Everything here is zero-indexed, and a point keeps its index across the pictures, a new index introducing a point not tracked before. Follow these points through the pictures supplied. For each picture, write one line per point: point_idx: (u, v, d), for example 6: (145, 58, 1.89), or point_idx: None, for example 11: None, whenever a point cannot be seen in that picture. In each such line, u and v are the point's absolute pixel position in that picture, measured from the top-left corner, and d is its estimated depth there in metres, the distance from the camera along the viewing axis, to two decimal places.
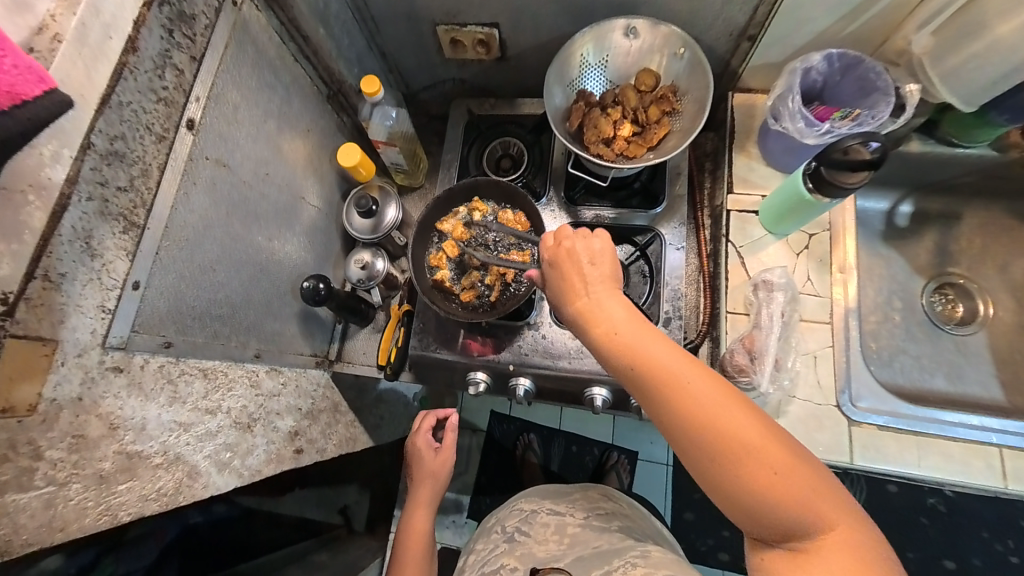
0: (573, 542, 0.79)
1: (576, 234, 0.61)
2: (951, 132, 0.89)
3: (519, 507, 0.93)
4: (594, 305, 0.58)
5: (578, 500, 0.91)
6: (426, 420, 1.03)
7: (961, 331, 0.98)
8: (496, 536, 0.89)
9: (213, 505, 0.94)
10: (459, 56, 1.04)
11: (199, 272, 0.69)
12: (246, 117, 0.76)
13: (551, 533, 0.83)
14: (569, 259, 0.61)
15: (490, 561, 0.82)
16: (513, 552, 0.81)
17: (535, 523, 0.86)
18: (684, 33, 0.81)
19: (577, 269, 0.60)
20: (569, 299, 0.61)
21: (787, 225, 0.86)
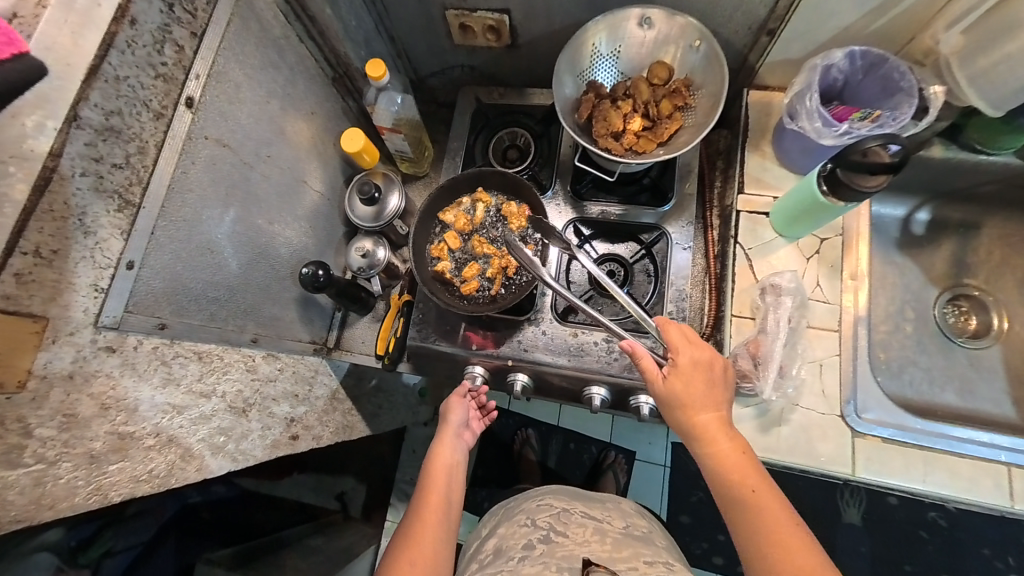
0: (619, 548, 0.75)
1: (706, 350, 0.66)
2: (976, 137, 0.86)
3: (546, 503, 0.87)
4: (710, 415, 0.63)
5: (611, 509, 0.87)
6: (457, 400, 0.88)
7: (974, 344, 0.95)
8: (526, 532, 0.80)
9: (212, 487, 1.00)
10: (469, 42, 1.02)
11: (196, 254, 0.68)
12: (249, 96, 0.75)
13: (590, 534, 0.78)
14: (699, 366, 0.65)
15: (526, 555, 0.74)
16: (554, 551, 0.73)
17: (570, 522, 0.80)
18: (701, 24, 0.78)
19: (707, 376, 0.64)
20: (684, 402, 0.64)
21: (800, 228, 0.83)
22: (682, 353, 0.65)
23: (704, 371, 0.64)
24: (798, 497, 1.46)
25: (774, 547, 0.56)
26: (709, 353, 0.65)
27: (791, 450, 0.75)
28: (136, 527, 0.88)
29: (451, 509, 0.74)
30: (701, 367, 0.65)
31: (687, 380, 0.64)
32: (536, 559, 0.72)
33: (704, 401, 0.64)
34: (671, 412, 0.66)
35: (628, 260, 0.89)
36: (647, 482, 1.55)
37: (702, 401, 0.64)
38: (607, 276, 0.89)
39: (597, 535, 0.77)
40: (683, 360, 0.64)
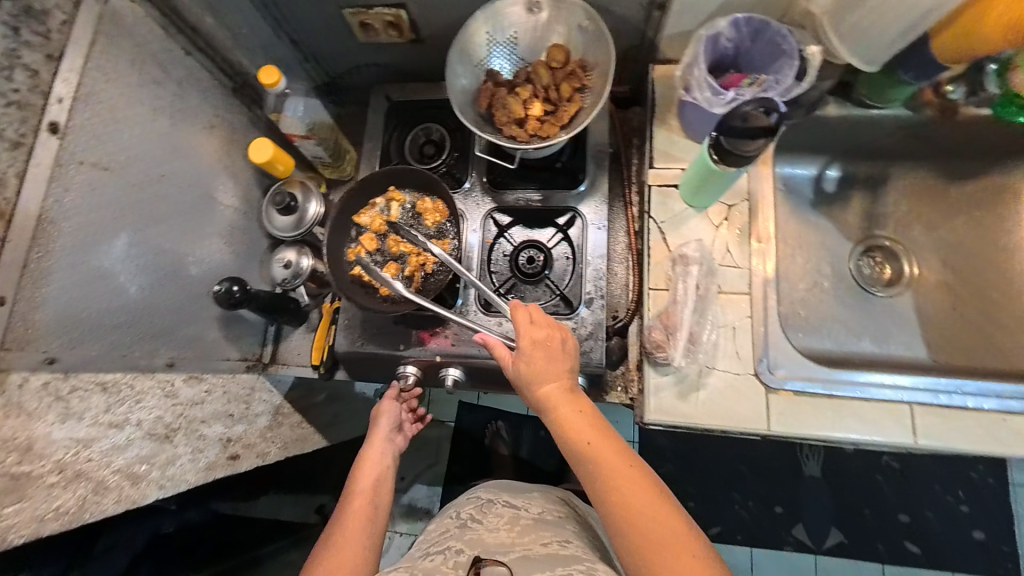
0: (525, 533, 0.78)
1: (543, 326, 0.70)
2: (865, 93, 0.88)
3: (476, 496, 0.92)
4: (554, 385, 0.67)
5: (536, 498, 0.90)
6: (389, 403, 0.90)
7: (889, 293, 0.99)
8: (449, 522, 0.85)
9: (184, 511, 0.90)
10: (374, 40, 1.01)
11: (85, 281, 0.67)
12: (128, 115, 0.73)
13: (502, 522, 0.81)
14: (539, 343, 0.68)
15: (437, 544, 0.79)
16: (462, 537, 0.78)
17: (489, 513, 0.84)
18: (584, 4, 0.79)
19: (546, 352, 0.68)
20: (530, 378, 0.68)
21: (705, 197, 0.85)
22: (522, 332, 0.69)
23: (544, 347, 0.68)
24: (766, 456, 1.54)
25: (618, 499, 0.59)
26: (548, 329, 0.69)
27: (709, 413, 0.77)
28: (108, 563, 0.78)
29: (379, 513, 0.75)
30: (541, 341, 0.68)
31: (528, 357, 0.68)
32: (440, 547, 0.76)
33: (548, 374, 0.67)
34: (526, 390, 0.70)
35: (547, 245, 0.90)
36: None
37: (546, 375, 0.67)
38: (526, 263, 0.89)
39: (509, 522, 0.81)
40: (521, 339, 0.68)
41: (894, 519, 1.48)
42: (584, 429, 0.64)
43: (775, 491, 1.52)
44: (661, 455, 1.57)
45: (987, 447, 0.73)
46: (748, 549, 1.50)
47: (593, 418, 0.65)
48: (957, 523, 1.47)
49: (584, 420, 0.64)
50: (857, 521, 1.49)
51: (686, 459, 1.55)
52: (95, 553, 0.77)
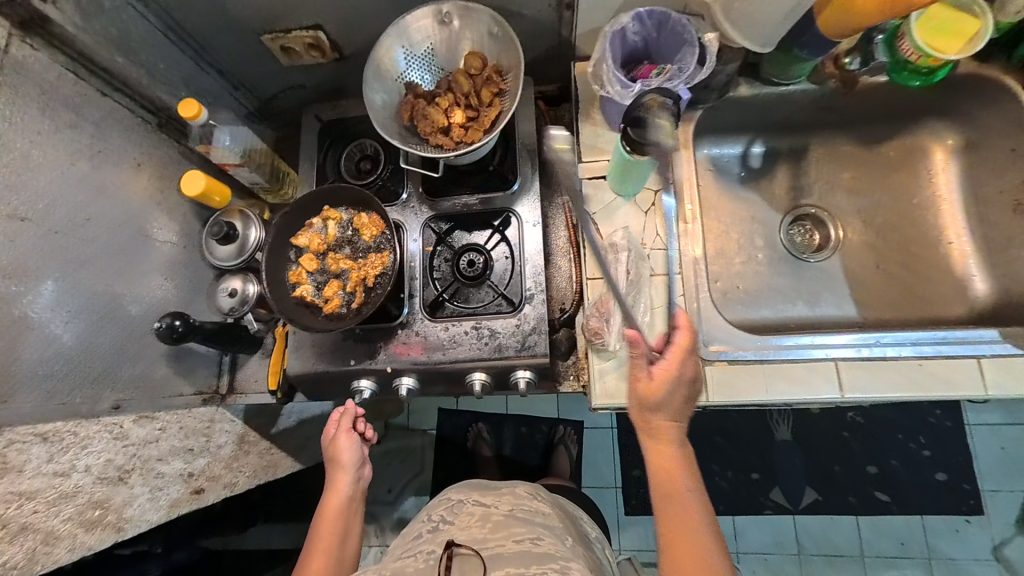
0: (497, 529, 0.79)
1: (687, 365, 0.72)
2: (771, 71, 0.94)
3: (447, 497, 0.92)
4: (668, 417, 0.73)
5: (506, 494, 0.90)
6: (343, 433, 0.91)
7: (819, 257, 1.04)
8: (419, 525, 0.87)
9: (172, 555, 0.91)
10: (298, 62, 1.02)
11: (10, 333, 0.66)
12: (43, 162, 0.73)
13: (474, 520, 0.82)
14: (676, 379, 0.72)
15: (411, 548, 0.80)
16: (435, 539, 0.79)
17: (460, 512, 0.85)
18: (491, 11, 0.82)
19: (680, 392, 0.72)
20: (653, 401, 0.72)
21: (630, 185, 0.88)
22: (670, 365, 0.71)
23: (677, 383, 0.72)
24: (738, 426, 1.59)
25: (677, 515, 0.70)
26: (690, 370, 0.72)
27: None
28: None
29: (346, 547, 0.85)
30: (682, 381, 0.72)
31: (667, 389, 0.71)
32: (414, 550, 0.78)
33: (668, 405, 0.72)
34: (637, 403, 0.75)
35: (486, 247, 0.92)
36: (596, 450, 1.57)
37: (668, 405, 0.72)
38: (467, 266, 0.91)
39: (481, 520, 0.82)
40: (668, 373, 0.71)
41: (862, 472, 1.52)
42: (672, 465, 0.72)
43: (750, 458, 1.57)
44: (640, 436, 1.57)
45: (911, 393, 0.78)
46: (731, 517, 1.54)
47: (683, 459, 0.72)
48: (920, 470, 1.50)
49: (674, 461, 0.72)
50: (827, 478, 1.53)
51: None
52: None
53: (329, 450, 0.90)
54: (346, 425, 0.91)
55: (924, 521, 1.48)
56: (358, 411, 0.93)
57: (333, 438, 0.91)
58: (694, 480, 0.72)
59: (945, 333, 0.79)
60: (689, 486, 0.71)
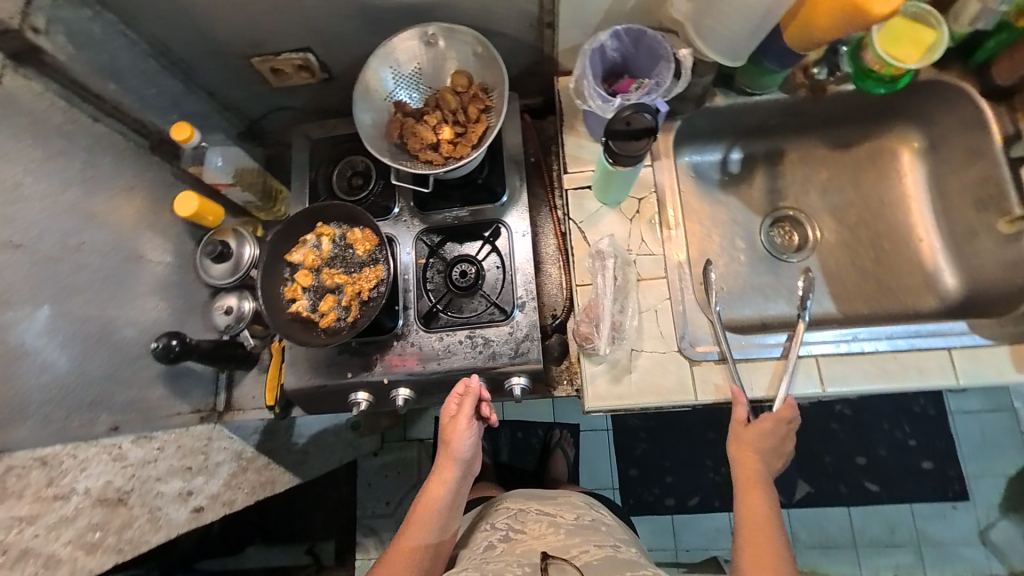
0: (572, 537, 0.81)
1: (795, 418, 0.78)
2: (744, 82, 0.99)
3: (504, 506, 0.93)
4: (754, 463, 0.77)
5: (564, 503, 0.93)
6: (462, 409, 0.82)
7: (800, 257, 1.08)
8: (485, 534, 0.87)
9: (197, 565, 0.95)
10: (287, 83, 1.05)
11: (6, 362, 0.67)
12: (35, 190, 0.75)
13: (545, 528, 0.84)
14: (775, 428, 0.77)
15: (486, 556, 0.80)
16: (513, 549, 0.80)
17: (526, 521, 0.87)
18: (473, 32, 0.86)
19: (778, 441, 0.78)
20: (749, 443, 0.77)
21: (613, 194, 0.91)
22: (774, 414, 0.77)
23: (778, 430, 0.78)
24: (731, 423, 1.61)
25: (750, 539, 0.73)
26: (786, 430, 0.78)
27: (642, 393, 0.82)
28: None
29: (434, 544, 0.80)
30: (771, 434, 0.77)
31: (768, 432, 0.77)
32: (496, 558, 0.77)
33: (763, 450, 0.77)
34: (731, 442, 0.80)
35: (477, 258, 0.94)
36: (593, 451, 1.59)
37: (761, 450, 0.77)
38: (459, 277, 0.92)
39: (552, 528, 0.84)
40: (773, 418, 0.77)
41: (852, 462, 1.56)
42: (758, 497, 0.76)
43: None
44: (634, 435, 1.58)
45: (886, 383, 0.81)
46: (726, 512, 1.51)
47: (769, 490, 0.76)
48: (908, 458, 1.55)
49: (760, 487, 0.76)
50: (819, 469, 1.56)
51: (661, 436, 1.57)
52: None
53: (445, 428, 0.82)
54: (466, 410, 0.81)
55: (912, 507, 1.52)
56: (482, 395, 0.83)
57: (453, 418, 0.82)
58: (776, 503, 0.76)
59: (918, 329, 0.83)
60: (770, 509, 0.75)
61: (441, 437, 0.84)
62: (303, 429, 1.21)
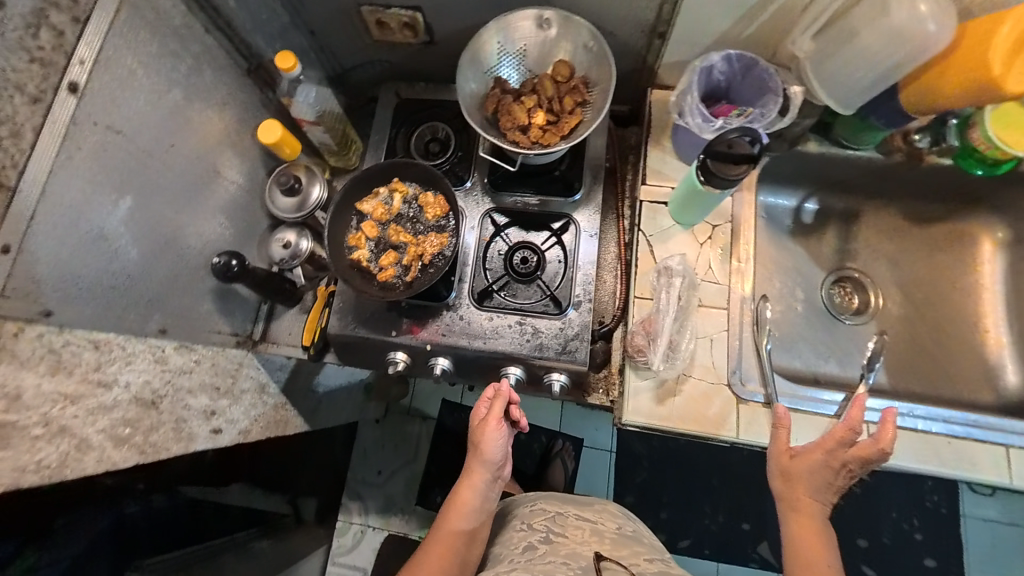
0: (618, 548, 0.87)
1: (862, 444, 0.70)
2: (842, 134, 0.97)
3: (540, 508, 0.97)
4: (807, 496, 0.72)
5: (601, 511, 0.98)
6: (492, 410, 0.84)
7: (858, 320, 1.05)
8: (524, 535, 0.90)
9: (163, 493, 0.82)
10: (387, 38, 1.05)
11: (86, 242, 0.67)
12: (144, 83, 0.76)
13: (588, 535, 0.88)
14: (826, 456, 0.71)
15: (529, 555, 0.84)
16: (557, 550, 0.84)
17: (567, 525, 0.91)
18: (590, 26, 0.85)
19: (832, 477, 0.71)
20: (794, 473, 0.73)
21: (690, 214, 0.90)
22: (828, 443, 0.71)
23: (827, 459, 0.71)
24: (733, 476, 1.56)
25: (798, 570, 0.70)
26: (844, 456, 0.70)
27: (682, 419, 0.80)
28: (67, 544, 0.67)
29: (467, 540, 0.85)
30: (823, 459, 0.71)
31: (818, 468, 0.71)
32: (542, 559, 0.81)
33: (811, 482, 0.72)
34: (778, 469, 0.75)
35: (540, 247, 0.92)
36: (592, 470, 1.56)
37: (809, 482, 0.72)
38: (520, 263, 0.91)
39: (595, 535, 0.88)
40: (820, 449, 0.71)
41: (852, 543, 1.50)
42: (816, 542, 0.71)
43: (742, 507, 1.50)
44: (637, 462, 1.56)
45: (933, 466, 0.79)
46: (715, 562, 1.47)
47: (826, 536, 0.72)
48: (910, 551, 1.49)
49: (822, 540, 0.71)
50: None
51: (663, 469, 1.55)
52: (53, 530, 0.64)
53: (476, 430, 0.85)
54: (496, 411, 0.83)
55: None
56: (511, 397, 0.85)
57: (482, 420, 0.85)
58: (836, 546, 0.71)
59: (978, 418, 0.80)
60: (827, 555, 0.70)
61: (472, 439, 0.86)
62: (327, 378, 1.24)
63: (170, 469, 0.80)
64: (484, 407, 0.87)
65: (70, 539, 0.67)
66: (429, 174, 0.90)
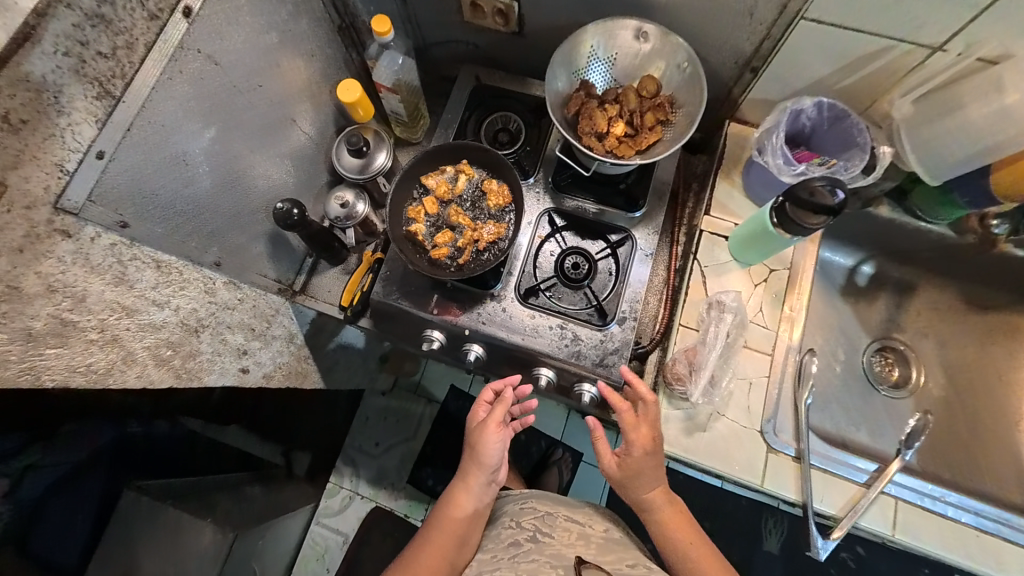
0: (605, 553, 0.85)
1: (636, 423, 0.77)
2: (917, 204, 0.94)
3: (530, 506, 0.95)
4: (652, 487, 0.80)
5: (591, 513, 0.97)
6: (493, 414, 0.85)
7: (894, 394, 1.03)
8: (511, 532, 0.89)
9: (155, 421, 0.94)
10: (477, 22, 1.02)
11: (168, 164, 0.68)
12: (247, 20, 0.77)
13: (575, 538, 0.87)
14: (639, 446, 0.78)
15: (516, 555, 0.83)
16: (542, 550, 0.83)
17: (556, 526, 0.90)
18: (688, 47, 0.83)
19: (651, 460, 0.78)
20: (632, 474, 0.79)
21: (750, 254, 0.88)
22: (637, 443, 0.77)
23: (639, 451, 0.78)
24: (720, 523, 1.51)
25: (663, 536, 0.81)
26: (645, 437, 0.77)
27: (707, 454, 0.80)
28: (70, 447, 0.82)
29: (460, 539, 0.86)
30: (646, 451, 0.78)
31: (637, 462, 0.78)
32: (522, 558, 0.82)
33: (642, 474, 0.79)
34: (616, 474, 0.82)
35: (593, 256, 0.90)
36: (586, 486, 1.54)
37: (640, 476, 0.79)
38: (571, 268, 0.90)
39: (582, 539, 0.88)
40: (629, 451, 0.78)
41: None
42: (678, 521, 0.81)
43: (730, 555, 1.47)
44: None
45: (959, 556, 0.76)
46: None
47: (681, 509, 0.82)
48: None
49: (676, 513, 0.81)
50: None
51: None
52: (56, 437, 0.78)
53: (475, 435, 0.85)
54: (496, 417, 0.85)
55: None
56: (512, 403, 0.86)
57: (481, 423, 0.87)
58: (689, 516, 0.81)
59: (1013, 519, 0.77)
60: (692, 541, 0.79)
61: (469, 442, 0.87)
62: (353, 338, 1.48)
63: (176, 401, 0.94)
64: (483, 411, 0.89)
65: (74, 445, 0.82)
66: (499, 161, 0.89)
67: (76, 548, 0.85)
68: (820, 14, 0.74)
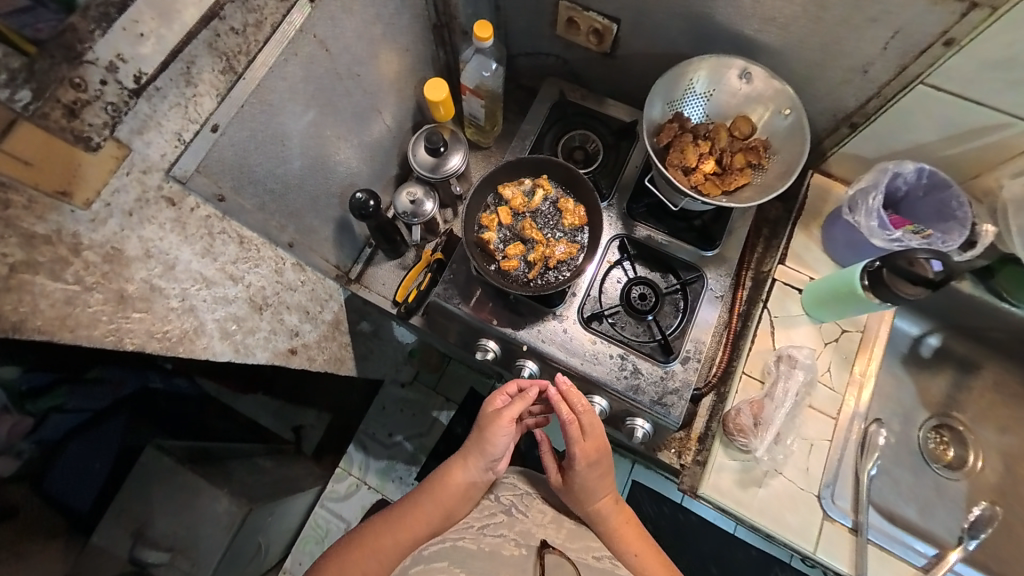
0: (575, 539, 0.80)
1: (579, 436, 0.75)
2: (1004, 286, 0.90)
3: (511, 479, 0.88)
4: (596, 499, 0.79)
5: None
6: (511, 409, 0.76)
7: (945, 474, 0.99)
8: (487, 504, 0.83)
9: (177, 376, 0.91)
10: (569, 38, 1.01)
11: (267, 141, 0.68)
12: (359, 11, 0.77)
13: (548, 521, 0.82)
14: (586, 459, 0.75)
15: (487, 526, 0.80)
16: (512, 529, 0.80)
17: (532, 507, 0.84)
18: (794, 95, 0.82)
19: (598, 472, 0.77)
20: (577, 485, 0.78)
21: (824, 311, 0.85)
22: (579, 456, 0.75)
23: (583, 464, 0.76)
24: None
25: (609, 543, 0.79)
26: (594, 449, 0.76)
27: (762, 512, 0.79)
28: (94, 393, 0.77)
29: (438, 521, 0.77)
30: (592, 465, 0.76)
31: (582, 474, 0.76)
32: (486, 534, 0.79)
33: (586, 485, 0.77)
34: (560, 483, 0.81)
35: (661, 289, 0.88)
36: None
37: (583, 488, 0.78)
38: (638, 299, 0.87)
39: (555, 522, 0.82)
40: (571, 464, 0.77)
41: None
42: (627, 532, 0.80)
43: None
44: None
45: None
46: None
47: (629, 521, 0.81)
48: None
49: (625, 526, 0.79)
50: None
51: None
52: (83, 379, 0.74)
53: (485, 422, 0.77)
54: (512, 413, 0.76)
55: None
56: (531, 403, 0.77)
57: (496, 413, 0.77)
58: (638, 525, 0.81)
59: None
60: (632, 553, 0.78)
61: (476, 427, 0.79)
62: (403, 334, 1.58)
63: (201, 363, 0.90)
64: (501, 401, 0.79)
65: (98, 391, 0.78)
66: (580, 180, 0.88)
67: (90, 493, 0.78)
68: (941, 80, 0.72)
